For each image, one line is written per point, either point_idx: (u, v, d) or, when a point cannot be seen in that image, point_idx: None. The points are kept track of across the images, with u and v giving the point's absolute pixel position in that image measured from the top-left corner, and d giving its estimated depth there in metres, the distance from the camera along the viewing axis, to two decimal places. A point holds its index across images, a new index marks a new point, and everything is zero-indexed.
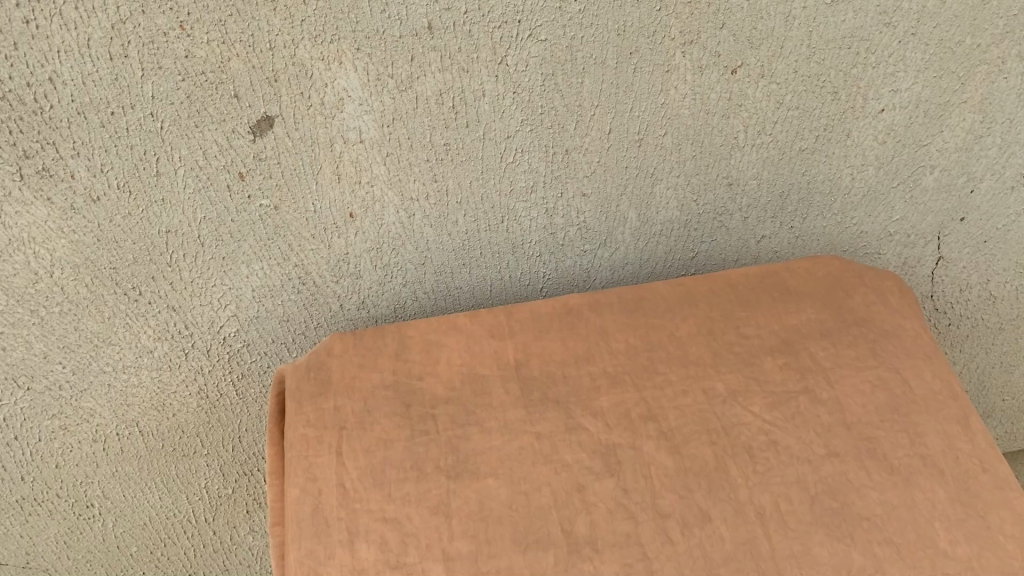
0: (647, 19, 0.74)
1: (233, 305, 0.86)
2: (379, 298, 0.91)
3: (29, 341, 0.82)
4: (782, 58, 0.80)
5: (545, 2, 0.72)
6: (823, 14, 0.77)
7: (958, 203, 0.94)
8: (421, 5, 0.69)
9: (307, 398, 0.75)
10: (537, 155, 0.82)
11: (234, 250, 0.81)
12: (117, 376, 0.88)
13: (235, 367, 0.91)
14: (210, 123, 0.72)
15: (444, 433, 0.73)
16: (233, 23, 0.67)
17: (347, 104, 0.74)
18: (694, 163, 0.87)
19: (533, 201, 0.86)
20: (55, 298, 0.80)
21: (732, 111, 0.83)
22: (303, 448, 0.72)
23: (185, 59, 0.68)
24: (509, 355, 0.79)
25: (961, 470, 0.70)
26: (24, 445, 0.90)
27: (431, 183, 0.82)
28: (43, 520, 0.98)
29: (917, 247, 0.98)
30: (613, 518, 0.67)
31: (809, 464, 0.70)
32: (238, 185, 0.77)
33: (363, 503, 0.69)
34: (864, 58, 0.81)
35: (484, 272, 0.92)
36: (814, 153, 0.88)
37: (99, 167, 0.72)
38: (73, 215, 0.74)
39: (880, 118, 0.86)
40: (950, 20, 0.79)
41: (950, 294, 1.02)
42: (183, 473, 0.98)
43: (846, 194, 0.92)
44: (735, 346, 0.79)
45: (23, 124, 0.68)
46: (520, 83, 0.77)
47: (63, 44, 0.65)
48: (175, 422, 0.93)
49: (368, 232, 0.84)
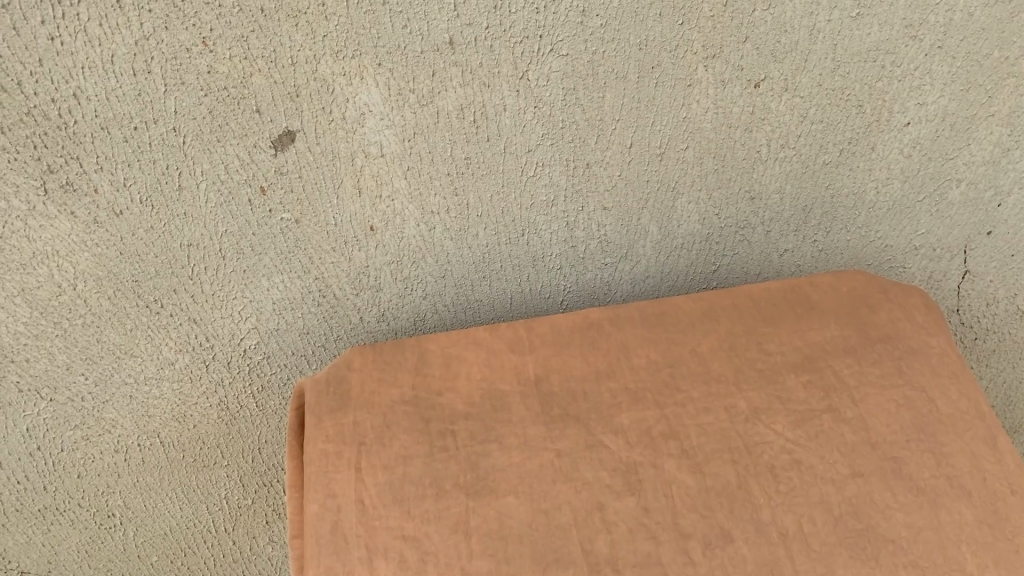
0: (669, 33, 0.74)
1: (254, 317, 0.86)
2: (399, 311, 0.90)
3: (52, 353, 0.82)
4: (806, 72, 0.79)
5: (567, 16, 0.71)
6: (848, 27, 0.76)
7: (985, 217, 0.92)
8: (442, 20, 0.69)
9: (327, 413, 0.75)
10: (558, 168, 0.82)
11: (255, 263, 0.81)
12: (138, 387, 0.88)
13: (256, 379, 0.91)
14: (232, 138, 0.72)
15: (464, 449, 0.72)
16: (255, 38, 0.67)
17: (368, 119, 0.74)
18: (716, 177, 0.86)
19: (554, 214, 0.86)
20: (78, 310, 0.80)
21: (755, 124, 0.82)
22: (323, 463, 0.72)
23: (208, 74, 0.68)
24: (529, 370, 0.78)
25: (989, 492, 0.69)
26: (47, 455, 0.90)
27: (452, 197, 0.82)
28: (65, 530, 0.98)
29: (943, 261, 0.96)
30: (634, 538, 0.66)
31: (833, 484, 0.69)
32: (259, 200, 0.77)
33: (383, 520, 0.68)
34: (889, 71, 0.80)
35: (504, 285, 0.91)
36: (838, 167, 0.87)
37: (122, 181, 0.72)
38: (96, 229, 0.75)
39: (906, 131, 0.85)
40: (978, 32, 0.78)
41: (977, 308, 1.01)
42: (204, 483, 0.99)
43: (870, 207, 0.91)
44: (758, 363, 0.78)
45: (48, 139, 0.68)
46: (542, 98, 0.76)
47: (88, 60, 0.65)
48: (196, 433, 0.94)
49: (388, 246, 0.84)
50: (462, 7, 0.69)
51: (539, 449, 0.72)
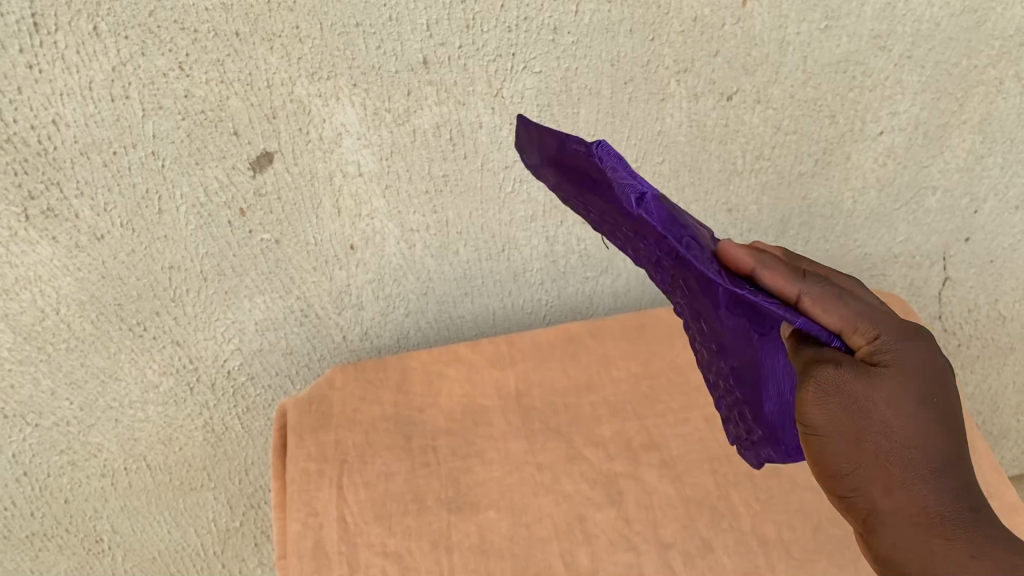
0: (640, 49, 0.75)
1: (236, 338, 0.86)
2: (382, 329, 0.92)
3: (37, 378, 0.82)
4: (778, 84, 0.80)
5: (539, 34, 0.72)
6: (817, 39, 0.77)
7: (962, 224, 0.94)
8: (415, 40, 0.70)
9: (309, 432, 0.77)
10: (536, 185, 0.83)
11: (236, 284, 0.82)
12: (123, 411, 0.88)
13: (241, 400, 0.92)
14: (210, 160, 0.73)
15: (444, 465, 0.75)
16: (230, 62, 0.68)
17: (346, 139, 0.75)
18: (693, 190, 0.87)
19: (534, 229, 0.87)
20: (61, 335, 0.80)
21: (729, 137, 0.83)
22: (304, 481, 0.73)
23: (185, 99, 0.69)
24: (510, 384, 0.82)
25: None
26: (34, 481, 0.90)
27: (431, 214, 0.83)
28: (52, 556, 0.97)
29: (923, 268, 0.98)
30: (614, 549, 0.69)
31: (811, 491, 0.74)
32: (239, 221, 0.78)
33: (363, 537, 0.70)
34: (860, 81, 0.81)
35: (485, 300, 0.93)
36: (813, 177, 0.88)
37: (102, 206, 0.73)
38: (77, 254, 0.75)
39: (879, 140, 0.86)
40: (945, 42, 0.79)
41: (958, 314, 1.02)
42: (191, 506, 0.99)
43: (848, 216, 0.92)
44: None
45: (28, 166, 0.68)
46: (517, 115, 0.77)
47: (66, 87, 0.66)
48: (183, 455, 0.94)
49: (368, 263, 0.85)
50: (435, 27, 0.70)
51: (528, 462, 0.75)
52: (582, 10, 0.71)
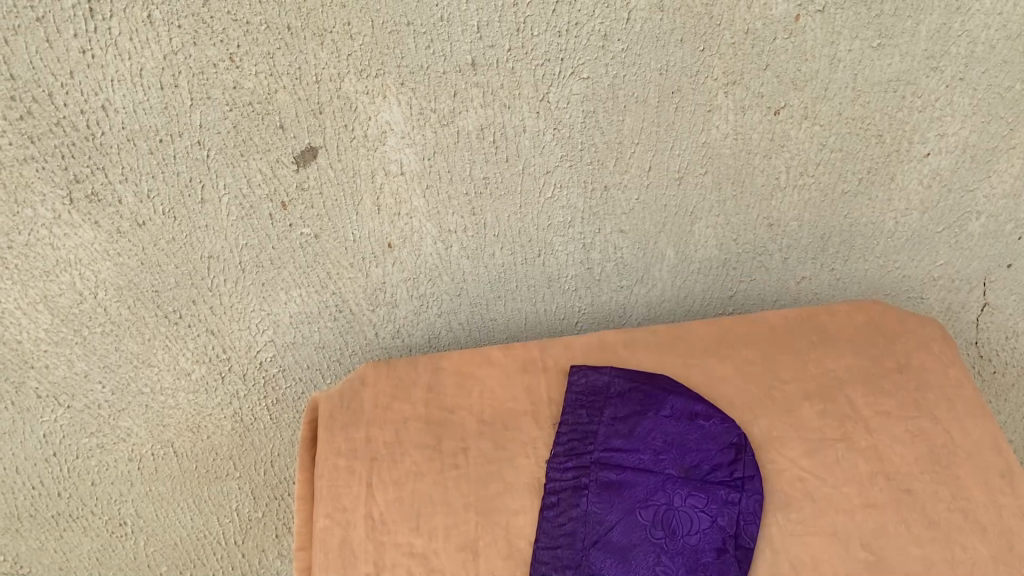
0: (690, 59, 0.74)
1: (270, 330, 0.87)
2: (414, 328, 0.92)
3: (72, 360, 0.83)
4: (826, 100, 0.79)
5: (589, 40, 0.72)
6: (869, 57, 0.76)
7: (1005, 250, 0.92)
8: (465, 42, 0.70)
9: (340, 427, 0.77)
10: (576, 191, 0.83)
11: (273, 277, 0.83)
12: (154, 397, 0.89)
13: (271, 392, 0.92)
14: (255, 153, 0.73)
15: (474, 467, 0.75)
16: (281, 55, 0.68)
17: (390, 137, 0.75)
18: (734, 203, 0.86)
19: (571, 235, 0.87)
20: (97, 319, 0.81)
21: (773, 151, 0.82)
22: (333, 477, 0.74)
23: (234, 90, 0.69)
24: (542, 391, 0.81)
25: (1003, 527, 0.71)
26: (63, 462, 0.91)
27: (469, 215, 0.83)
28: (77, 536, 0.98)
29: (962, 292, 0.97)
30: None
31: (845, 514, 0.71)
32: (280, 214, 0.78)
33: (391, 536, 0.70)
34: (910, 101, 0.80)
35: (519, 304, 0.93)
36: (856, 197, 0.87)
37: (146, 193, 0.73)
38: (119, 239, 0.76)
39: (926, 162, 0.85)
40: (999, 65, 0.78)
41: (996, 341, 1.01)
42: (215, 495, 0.99)
43: (889, 237, 0.91)
44: (774, 391, 0.80)
45: (76, 150, 0.69)
46: (562, 120, 0.77)
47: (117, 73, 0.66)
48: (210, 444, 0.95)
49: (405, 263, 0.85)
50: (486, 29, 0.69)
51: (576, 487, 0.71)
52: (633, 18, 0.71)
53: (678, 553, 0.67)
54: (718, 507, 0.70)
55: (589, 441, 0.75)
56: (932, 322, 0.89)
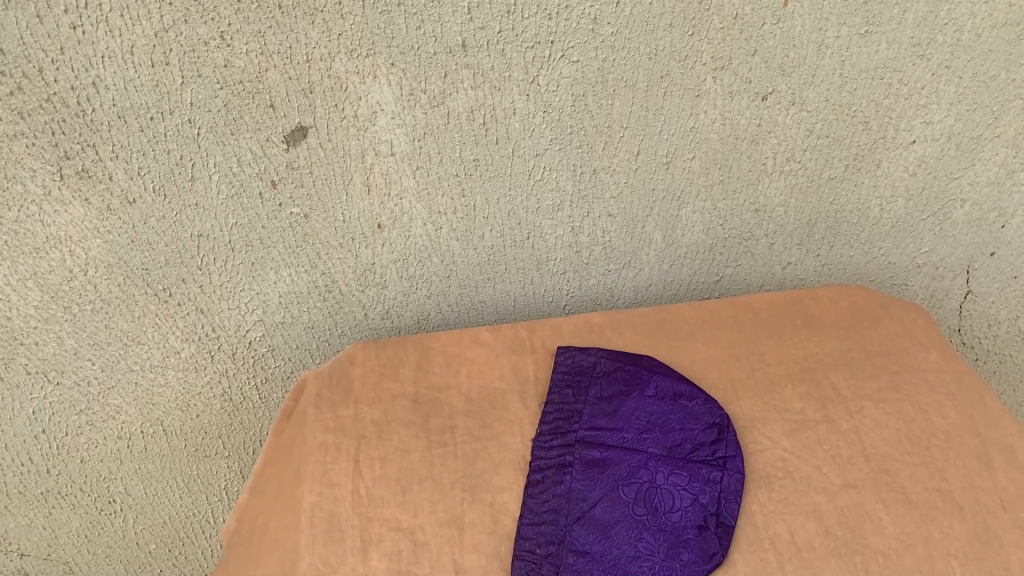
0: (679, 44, 0.75)
1: (259, 310, 0.87)
2: (403, 309, 0.93)
3: (61, 337, 0.83)
4: (813, 87, 0.80)
5: (579, 24, 0.72)
6: (856, 44, 0.77)
7: (989, 238, 0.93)
8: (456, 23, 0.70)
9: (329, 405, 0.79)
10: (565, 174, 0.83)
11: (263, 256, 0.83)
12: (143, 374, 0.89)
13: (260, 371, 0.93)
14: (245, 131, 0.74)
15: (460, 445, 0.76)
16: (272, 34, 0.68)
17: (380, 118, 0.76)
18: (722, 188, 0.87)
19: (559, 219, 0.87)
20: (87, 297, 0.81)
21: (761, 137, 0.83)
22: (322, 454, 0.75)
23: (224, 68, 0.69)
24: (529, 371, 0.82)
25: (980, 506, 0.72)
26: (52, 438, 0.91)
27: (459, 197, 0.83)
28: (66, 513, 0.99)
29: (946, 280, 0.98)
30: None
31: (825, 493, 0.72)
32: (270, 193, 0.78)
33: (377, 511, 0.71)
34: (896, 89, 0.81)
35: (507, 287, 0.93)
36: (842, 183, 0.88)
37: (136, 170, 0.73)
38: (109, 216, 0.76)
39: (912, 149, 0.86)
40: (985, 54, 0.79)
41: (978, 328, 1.02)
42: (204, 473, 1.00)
43: (875, 223, 0.92)
44: (756, 374, 0.82)
45: (66, 126, 0.69)
46: (551, 103, 0.78)
47: (108, 50, 0.66)
48: (199, 423, 0.95)
49: (394, 244, 0.86)
50: (476, 10, 0.70)
51: (560, 465, 0.72)
52: (623, 2, 0.71)
53: (660, 530, 0.68)
54: (701, 484, 0.71)
55: (574, 420, 0.75)
56: (919, 309, 0.90)
